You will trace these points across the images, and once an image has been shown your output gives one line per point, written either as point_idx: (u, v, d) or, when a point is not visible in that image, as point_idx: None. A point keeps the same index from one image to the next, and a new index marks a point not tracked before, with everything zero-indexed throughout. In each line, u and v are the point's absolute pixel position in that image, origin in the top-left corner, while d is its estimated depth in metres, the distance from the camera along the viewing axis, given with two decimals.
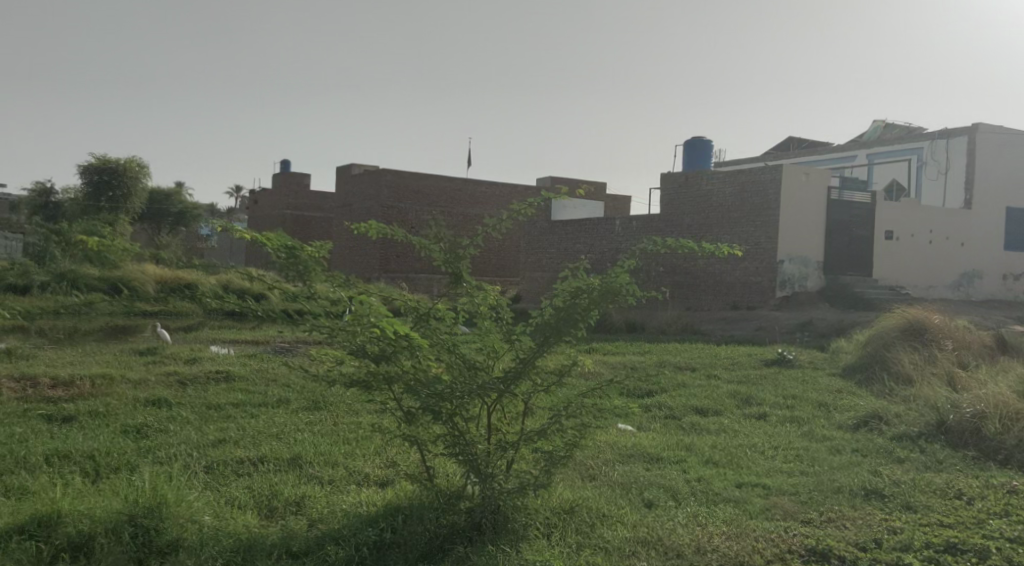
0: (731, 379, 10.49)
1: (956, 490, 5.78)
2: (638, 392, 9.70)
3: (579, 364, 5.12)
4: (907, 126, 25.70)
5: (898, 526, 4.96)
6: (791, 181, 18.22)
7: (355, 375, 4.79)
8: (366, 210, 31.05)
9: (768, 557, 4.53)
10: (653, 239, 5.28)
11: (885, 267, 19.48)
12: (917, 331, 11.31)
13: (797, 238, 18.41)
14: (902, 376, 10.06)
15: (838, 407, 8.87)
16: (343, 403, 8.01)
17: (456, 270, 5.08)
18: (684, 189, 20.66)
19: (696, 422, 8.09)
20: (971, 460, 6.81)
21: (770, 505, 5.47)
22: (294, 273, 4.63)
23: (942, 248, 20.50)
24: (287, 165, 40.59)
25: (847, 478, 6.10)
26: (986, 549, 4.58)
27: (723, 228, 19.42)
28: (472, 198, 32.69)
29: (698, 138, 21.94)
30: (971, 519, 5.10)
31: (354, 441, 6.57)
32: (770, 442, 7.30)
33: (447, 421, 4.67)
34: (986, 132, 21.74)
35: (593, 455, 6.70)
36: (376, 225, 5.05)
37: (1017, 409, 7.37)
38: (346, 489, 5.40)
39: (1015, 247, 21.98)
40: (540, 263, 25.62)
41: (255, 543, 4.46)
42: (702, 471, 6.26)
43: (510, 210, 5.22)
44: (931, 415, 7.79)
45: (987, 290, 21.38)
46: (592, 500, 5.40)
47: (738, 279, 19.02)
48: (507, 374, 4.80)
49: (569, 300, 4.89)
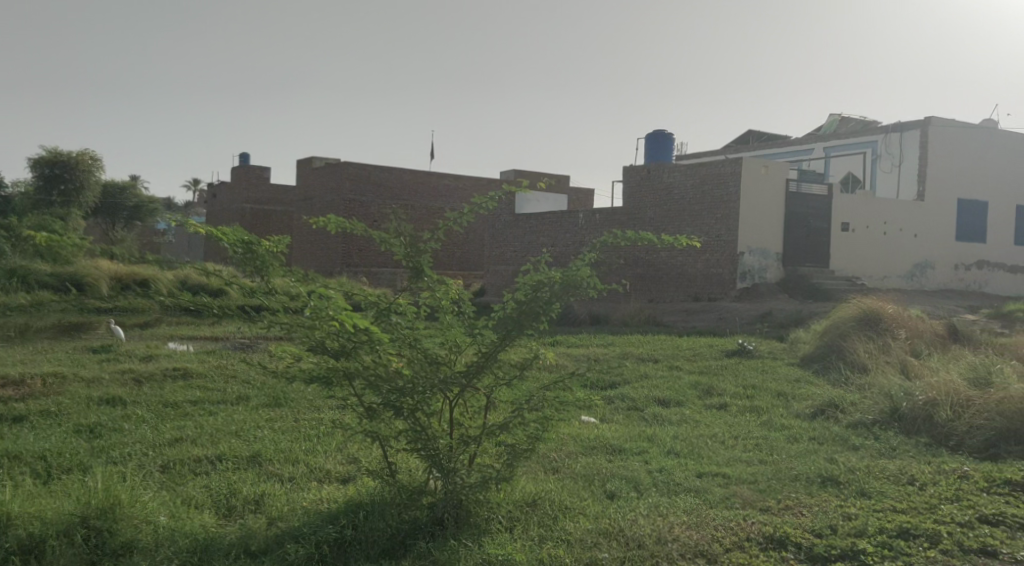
0: (693, 370, 10.60)
1: (908, 476, 5.91)
2: (601, 383, 9.77)
3: (541, 357, 5.13)
4: (863, 120, 26.10)
5: (852, 513, 5.05)
6: (749, 174, 18.43)
7: (315, 371, 4.76)
8: (326, 203, 30.71)
9: (727, 546, 4.58)
10: (615, 230, 5.31)
11: (841, 258, 19.84)
12: (872, 321, 11.55)
13: (756, 230, 18.64)
14: (858, 364, 10.27)
15: (796, 396, 9.02)
16: (304, 399, 7.92)
17: (416, 264, 5.01)
18: (646, 182, 20.82)
19: (658, 413, 8.16)
20: (924, 446, 6.97)
21: (730, 494, 5.53)
22: (251, 268, 4.56)
23: (896, 240, 20.91)
24: (245, 155, 40.08)
25: (804, 465, 6.20)
26: (936, 534, 4.70)
27: (684, 221, 19.61)
28: (435, 191, 32.55)
29: (658, 131, 22.07)
30: (924, 505, 5.21)
31: (315, 437, 6.51)
32: (729, 432, 7.39)
33: (408, 417, 4.68)
34: (939, 126, 22.14)
35: (556, 447, 6.73)
36: (334, 219, 4.98)
37: (966, 396, 7.58)
38: (308, 486, 5.34)
39: (968, 238, 22.45)
40: (503, 257, 25.59)
41: (212, 542, 4.40)
42: (664, 462, 6.31)
43: (471, 203, 5.19)
44: (885, 403, 7.94)
45: (940, 281, 21.82)
46: (554, 493, 5.42)
47: (699, 271, 19.24)
48: (469, 369, 4.82)
49: (530, 293, 4.89)
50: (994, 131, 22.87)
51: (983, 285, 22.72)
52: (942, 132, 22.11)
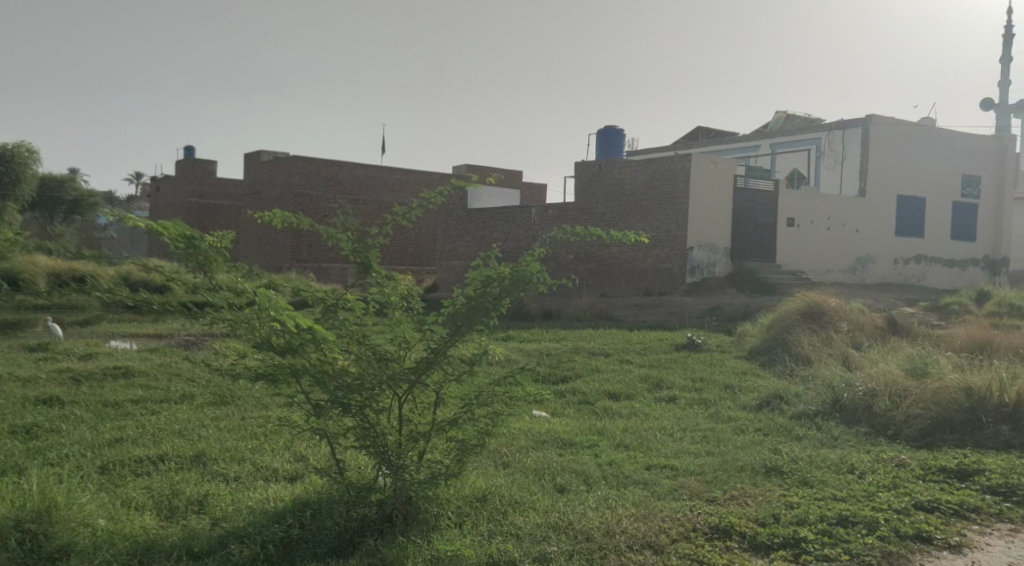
0: (643, 364, 10.71)
1: (849, 465, 6.06)
2: (552, 377, 9.81)
3: (490, 352, 5.13)
4: (808, 117, 26.55)
5: (795, 502, 5.17)
6: (698, 170, 18.66)
7: (260, 369, 4.70)
8: (275, 198, 30.24)
9: (674, 537, 4.65)
10: (563, 227, 5.33)
11: (786, 253, 20.24)
12: (816, 315, 11.82)
13: (705, 225, 18.89)
14: (802, 357, 10.51)
15: (743, 389, 9.18)
16: (250, 397, 7.80)
17: (364, 260, 4.95)
18: (597, 178, 20.93)
19: (608, 407, 8.24)
20: (864, 436, 7.17)
21: (676, 485, 5.61)
22: (193, 264, 4.39)
23: (839, 235, 21.41)
24: (190, 149, 39.25)
25: (749, 456, 6.32)
26: (875, 521, 4.83)
27: (635, 217, 19.78)
28: (386, 186, 32.31)
29: (609, 127, 22.22)
30: (863, 493, 5.35)
31: (262, 435, 6.42)
32: (678, 424, 7.49)
33: (357, 414, 4.65)
34: (881, 124, 22.65)
35: (507, 442, 6.75)
36: (280, 214, 4.91)
37: (904, 387, 7.83)
38: (253, 486, 5.26)
39: (906, 234, 23.10)
40: (456, 252, 25.51)
41: (155, 544, 4.31)
42: (613, 455, 6.36)
43: (420, 198, 5.17)
44: (827, 395, 8.13)
45: (880, 275, 22.43)
46: (504, 487, 5.43)
47: (650, 266, 19.45)
48: (419, 365, 4.79)
49: (480, 288, 4.87)
50: (932, 129, 23.44)
51: (921, 279, 23.40)
52: (883, 130, 22.61)
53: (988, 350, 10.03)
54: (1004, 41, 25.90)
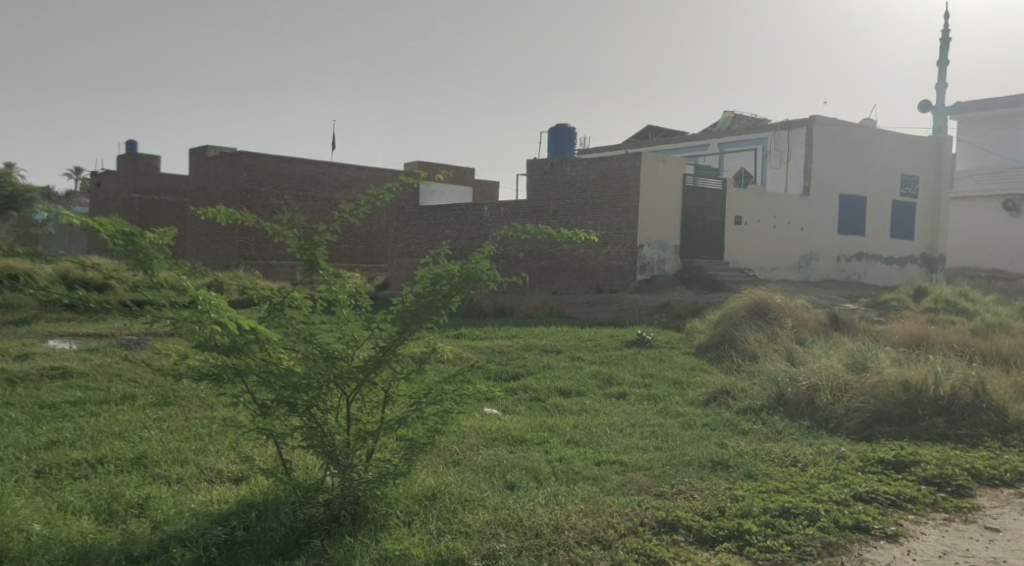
0: (594, 361, 10.78)
1: (792, 458, 6.20)
2: (503, 374, 9.84)
3: (439, 351, 5.10)
4: (754, 118, 26.96)
5: (740, 495, 5.26)
6: (648, 168, 18.85)
7: (203, 369, 4.61)
8: (221, 194, 29.68)
9: (622, 532, 4.69)
10: (513, 224, 5.33)
11: (733, 251, 20.58)
12: (762, 311, 12.03)
13: (654, 223, 19.10)
14: (748, 352, 10.70)
15: (691, 384, 9.31)
16: (194, 397, 7.66)
17: (311, 257, 4.87)
18: (549, 175, 21.01)
19: (558, 404, 8.28)
20: (806, 429, 7.34)
21: (625, 480, 5.67)
22: (133, 262, 4.27)
23: (784, 233, 21.83)
24: (132, 143, 38.27)
25: (697, 451, 6.41)
26: (816, 512, 4.95)
27: (586, 215, 19.90)
28: (336, 183, 31.99)
29: (561, 125, 22.32)
30: (804, 485, 5.48)
31: (206, 436, 6.30)
32: (627, 420, 7.56)
33: (304, 413, 4.59)
34: (824, 125, 23.11)
35: (458, 440, 6.74)
36: (224, 211, 4.81)
37: (845, 381, 8.03)
38: (197, 487, 5.17)
39: (848, 232, 23.68)
40: (407, 249, 25.39)
41: (93, 548, 4.21)
42: (563, 452, 6.40)
43: (368, 195, 5.12)
44: (771, 389, 8.27)
45: (823, 273, 22.97)
46: (454, 485, 5.43)
47: (601, 263, 19.61)
48: (367, 364, 4.76)
49: (429, 286, 4.85)
50: (873, 130, 24.00)
51: (862, 276, 24.03)
52: (825, 131, 23.07)
53: (925, 345, 10.33)
54: (941, 44, 26.65)
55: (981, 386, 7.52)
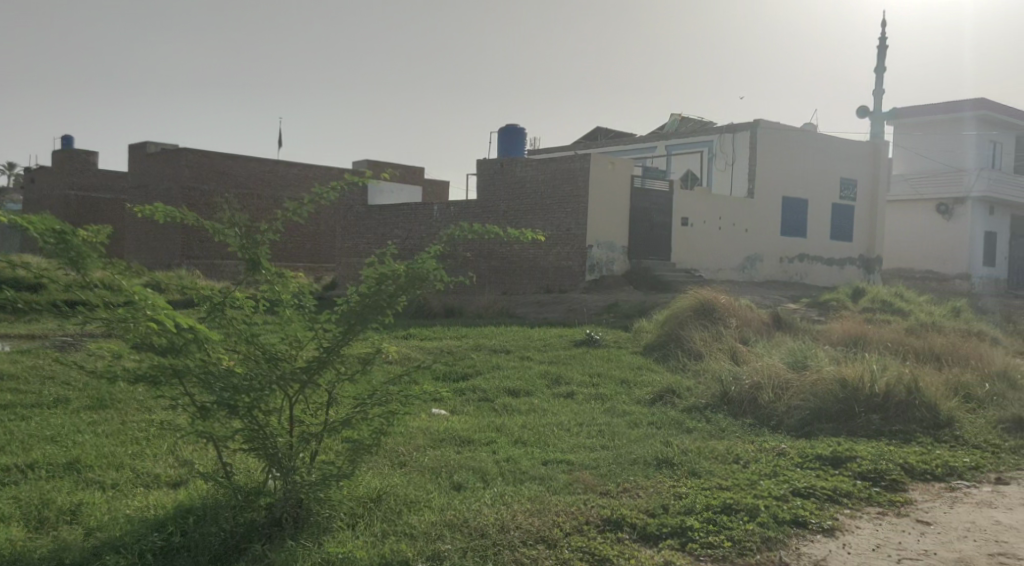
0: (542, 360, 10.82)
1: (735, 455, 6.30)
2: (452, 374, 9.81)
3: (384, 352, 5.05)
4: (700, 121, 27.33)
5: (683, 492, 5.33)
6: (596, 169, 19.00)
7: (140, 371, 4.49)
8: (163, 192, 29.01)
9: (568, 530, 4.71)
10: (460, 224, 5.31)
11: (679, 251, 20.86)
12: (708, 311, 12.21)
13: (603, 223, 19.25)
14: (694, 352, 10.86)
15: (637, 383, 9.40)
16: (133, 400, 7.46)
17: (253, 256, 4.78)
18: (498, 175, 21.02)
19: (507, 404, 8.27)
20: (749, 427, 7.47)
21: (572, 480, 5.70)
22: (64, 260, 4.14)
23: (729, 234, 22.21)
24: (68, 138, 37.17)
25: (642, 449, 6.48)
26: (756, 508, 5.04)
27: (536, 215, 19.98)
28: (283, 181, 31.57)
29: (511, 126, 22.36)
30: (746, 481, 5.58)
31: (143, 440, 6.15)
32: (575, 419, 7.60)
33: (246, 415, 4.49)
34: (768, 128, 23.55)
35: (404, 441, 6.70)
36: (161, 208, 4.70)
37: (785, 380, 8.19)
38: (133, 493, 5.04)
39: (790, 234, 24.19)
40: (356, 248, 25.16)
41: (21, 557, 4.08)
42: (510, 452, 6.41)
43: (312, 194, 5.04)
44: (715, 387, 8.40)
45: (766, 273, 23.43)
46: (399, 487, 5.39)
47: (550, 264, 19.70)
48: (311, 365, 4.69)
49: (374, 286, 4.80)
50: (814, 134, 24.55)
51: (804, 276, 24.58)
52: (768, 134, 23.53)
53: (862, 344, 10.61)
54: (878, 52, 27.32)
55: (914, 384, 7.75)
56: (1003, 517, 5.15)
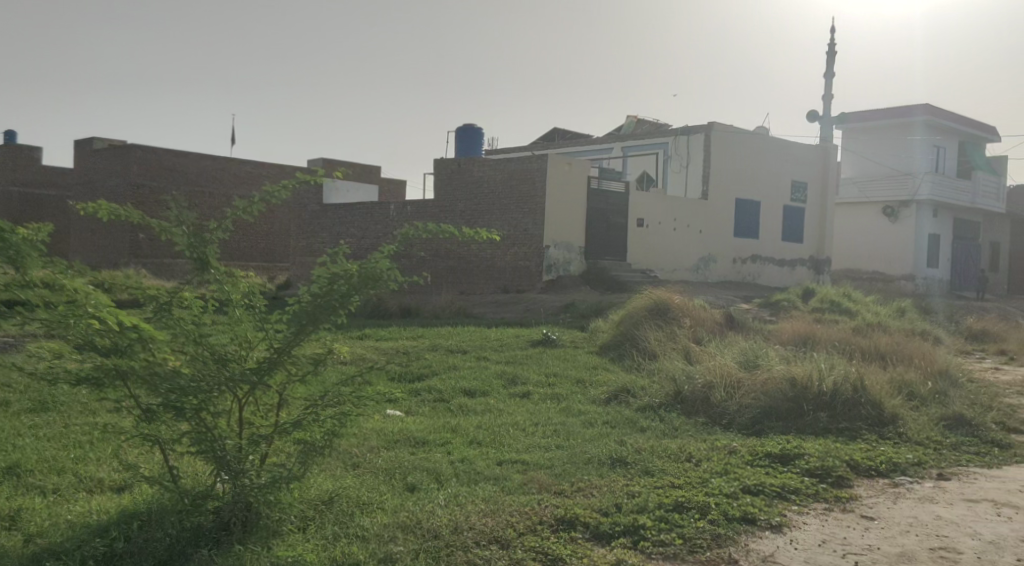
0: (498, 360, 10.82)
1: (688, 454, 6.36)
2: (408, 375, 9.76)
3: (336, 352, 4.99)
4: (656, 123, 27.56)
5: (636, 491, 5.37)
6: (553, 170, 19.07)
7: (83, 373, 4.37)
8: (111, 189, 28.35)
9: (522, 530, 4.71)
10: (414, 223, 5.26)
11: (635, 252, 21.05)
12: (662, 311, 12.33)
13: (560, 224, 19.33)
14: (648, 351, 10.96)
15: (592, 383, 9.45)
16: (78, 403, 7.27)
17: (200, 256, 4.66)
18: (455, 175, 20.97)
19: (462, 404, 8.25)
20: (701, 425, 7.56)
21: (527, 479, 5.70)
22: (3, 259, 4.00)
23: (683, 235, 22.46)
24: (11, 133, 36.11)
25: (597, 449, 6.50)
26: (706, 505, 5.11)
27: (493, 215, 19.98)
28: (236, 179, 31.11)
29: (469, 125, 22.33)
30: (698, 480, 5.64)
31: (87, 443, 5.99)
32: (530, 419, 7.61)
33: (193, 418, 4.40)
34: (721, 131, 23.85)
35: (358, 442, 6.63)
36: (104, 206, 4.58)
37: (737, 379, 8.29)
38: (75, 498, 4.91)
39: (743, 235, 24.54)
40: (310, 247, 24.89)
41: None
42: (465, 452, 6.39)
43: (262, 192, 4.96)
44: (669, 387, 8.49)
45: (720, 274, 23.75)
46: (351, 489, 5.33)
47: (507, 264, 19.72)
48: (261, 366, 4.62)
49: (326, 286, 4.75)
50: (767, 137, 24.94)
51: (757, 277, 24.97)
52: (722, 137, 23.86)
53: (812, 343, 10.81)
54: (828, 57, 27.83)
55: (860, 383, 7.92)
56: (944, 512, 5.29)
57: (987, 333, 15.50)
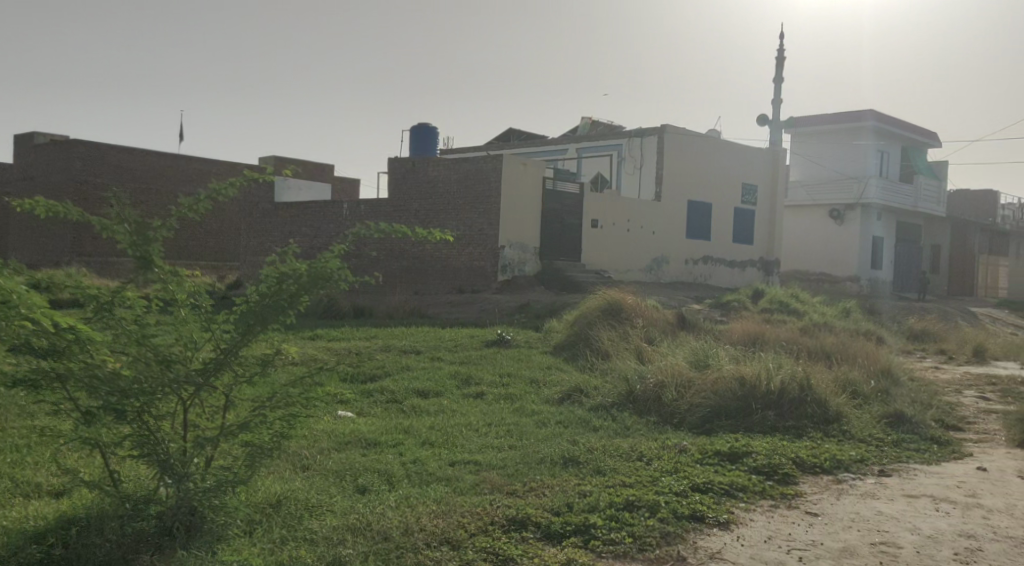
0: (452, 361, 10.79)
1: (638, 453, 6.41)
2: (362, 375, 9.68)
3: (284, 353, 4.91)
4: (610, 124, 27.73)
5: (587, 490, 5.39)
6: (508, 170, 19.07)
7: (19, 375, 4.25)
8: (53, 186, 27.62)
9: (473, 531, 4.69)
10: (366, 223, 5.20)
11: (590, 253, 21.18)
12: (615, 311, 12.42)
13: (515, 224, 19.34)
14: (601, 351, 11.03)
15: (546, 383, 9.46)
16: (18, 405, 7.05)
17: (144, 255, 4.54)
18: (409, 175, 20.87)
19: (416, 405, 8.20)
20: (653, 424, 7.63)
21: (479, 480, 5.69)
22: None
23: (637, 236, 22.67)
24: None
25: (549, 448, 6.52)
26: (656, 504, 5.15)
27: (448, 215, 19.93)
28: (185, 177, 30.54)
29: (423, 124, 22.23)
30: (648, 478, 5.69)
31: (25, 447, 5.81)
32: (484, 419, 7.60)
33: (135, 421, 4.30)
34: (674, 133, 24.10)
35: (308, 444, 6.54)
36: (43, 203, 4.44)
37: (688, 378, 8.38)
38: (11, 503, 4.76)
39: (695, 236, 24.85)
40: (262, 246, 24.54)
41: None
42: (417, 453, 6.35)
43: (209, 189, 4.85)
44: (621, 386, 8.55)
45: (672, 274, 24.01)
46: (300, 491, 5.26)
47: (462, 264, 19.67)
48: (207, 367, 4.54)
49: (274, 286, 4.69)
50: (718, 140, 25.30)
51: (708, 278, 25.31)
52: (674, 139, 24.13)
53: (761, 342, 10.99)
54: (776, 62, 28.22)
55: (806, 381, 8.06)
56: (885, 508, 5.41)
57: (928, 332, 15.94)
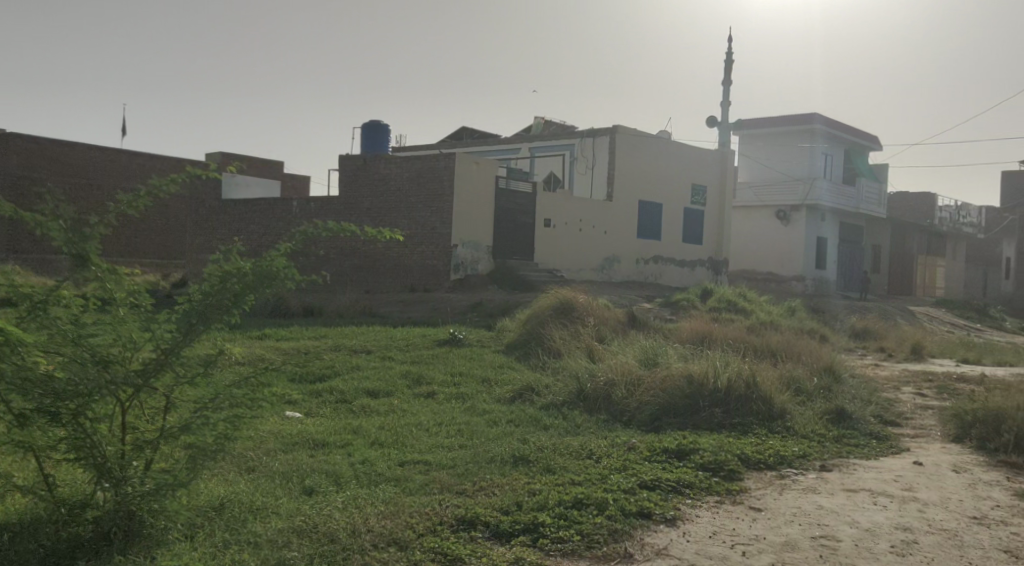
0: (403, 360, 10.70)
1: (588, 451, 6.44)
2: (311, 375, 9.55)
3: (227, 353, 4.81)
4: (563, 124, 27.85)
5: (536, 489, 5.40)
6: (460, 168, 19.02)
7: None
8: None
9: (420, 531, 4.66)
10: (314, 221, 5.12)
11: (541, 252, 21.24)
12: (566, 310, 12.47)
13: (468, 222, 19.30)
14: (552, 350, 11.06)
15: (497, 382, 9.45)
16: None
17: (80, 252, 4.40)
18: (361, 172, 20.68)
19: (366, 405, 8.12)
20: (603, 422, 7.68)
21: (429, 480, 5.65)
22: None
23: (589, 235, 22.80)
24: None
25: (499, 447, 6.51)
26: (604, 501, 5.17)
27: (400, 214, 19.80)
28: (128, 172, 29.81)
29: (375, 121, 22.05)
30: (597, 476, 5.71)
31: None
32: (435, 419, 7.55)
33: (70, 424, 4.19)
34: (625, 134, 24.31)
35: (254, 446, 6.42)
36: None
37: (637, 376, 8.45)
38: None
39: (646, 236, 25.09)
40: (208, 244, 24.07)
41: None
42: (366, 454, 6.28)
43: (150, 185, 4.72)
44: (572, 385, 8.58)
45: (623, 273, 24.21)
46: (244, 494, 5.17)
47: (414, 263, 19.55)
48: (146, 368, 4.43)
49: (217, 285, 4.60)
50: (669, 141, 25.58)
51: (659, 277, 25.57)
52: (626, 140, 24.34)
53: (709, 341, 11.13)
54: (726, 65, 28.69)
55: (753, 379, 8.18)
56: (826, 502, 5.53)
57: (869, 331, 16.33)
